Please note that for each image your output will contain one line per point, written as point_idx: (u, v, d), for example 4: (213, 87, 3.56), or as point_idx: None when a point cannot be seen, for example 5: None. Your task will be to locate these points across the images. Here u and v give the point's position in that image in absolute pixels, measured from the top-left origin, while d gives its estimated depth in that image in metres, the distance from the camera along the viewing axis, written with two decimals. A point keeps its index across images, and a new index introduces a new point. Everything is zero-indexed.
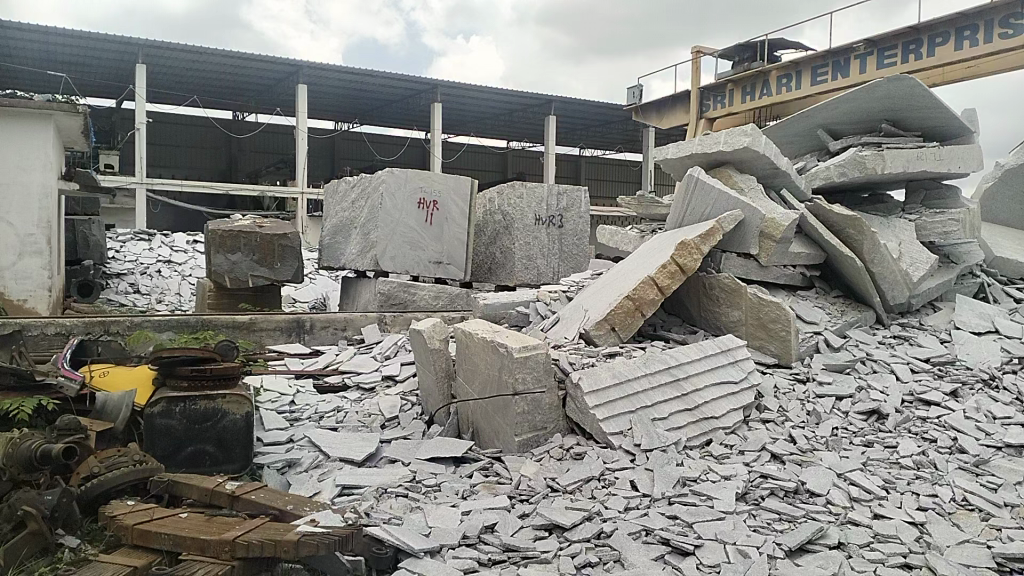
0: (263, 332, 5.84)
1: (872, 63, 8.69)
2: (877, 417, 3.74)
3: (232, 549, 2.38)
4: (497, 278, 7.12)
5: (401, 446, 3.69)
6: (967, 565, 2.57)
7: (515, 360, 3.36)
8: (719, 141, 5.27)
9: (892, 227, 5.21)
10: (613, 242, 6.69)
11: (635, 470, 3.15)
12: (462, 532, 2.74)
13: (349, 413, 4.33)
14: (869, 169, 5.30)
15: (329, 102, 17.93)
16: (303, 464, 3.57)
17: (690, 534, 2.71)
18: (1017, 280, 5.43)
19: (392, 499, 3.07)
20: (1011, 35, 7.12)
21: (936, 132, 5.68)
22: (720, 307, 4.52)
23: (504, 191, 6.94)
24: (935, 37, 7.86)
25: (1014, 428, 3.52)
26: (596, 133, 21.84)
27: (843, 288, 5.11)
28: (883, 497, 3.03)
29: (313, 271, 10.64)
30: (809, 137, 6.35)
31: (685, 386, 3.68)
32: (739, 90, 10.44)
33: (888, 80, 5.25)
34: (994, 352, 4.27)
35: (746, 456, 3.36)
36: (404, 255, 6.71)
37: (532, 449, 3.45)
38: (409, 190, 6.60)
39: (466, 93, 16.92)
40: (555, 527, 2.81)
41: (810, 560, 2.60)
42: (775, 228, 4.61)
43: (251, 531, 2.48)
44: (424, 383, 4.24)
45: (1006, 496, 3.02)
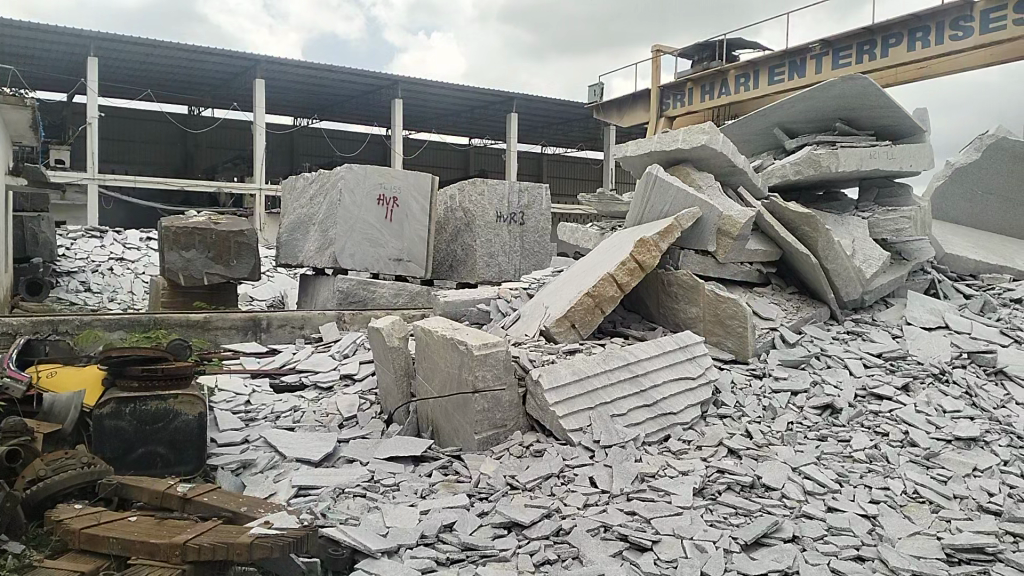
0: (218, 331, 5.71)
1: (827, 64, 8.85)
2: (831, 411, 3.79)
3: (182, 552, 2.31)
4: (458, 275, 7.07)
5: (358, 446, 3.63)
6: (917, 557, 2.60)
7: (474, 358, 3.32)
8: (678, 139, 5.29)
9: (847, 224, 5.27)
10: (574, 239, 6.68)
11: (595, 466, 3.14)
12: (420, 531, 2.69)
13: (306, 413, 4.25)
14: (824, 167, 5.36)
15: (288, 96, 17.64)
16: (258, 464, 3.49)
17: (648, 530, 2.70)
18: (966, 277, 5.55)
19: (350, 499, 3.01)
20: (960, 37, 7.33)
21: (888, 131, 5.77)
22: (678, 304, 4.54)
23: (465, 187, 6.88)
24: (888, 38, 8.03)
25: (963, 422, 3.59)
26: (557, 131, 21.89)
27: (799, 285, 5.17)
28: (836, 490, 3.06)
29: (272, 269, 10.47)
30: (766, 135, 6.41)
31: (643, 382, 3.68)
32: (698, 89, 10.56)
33: (843, 79, 5.31)
34: (943, 347, 4.36)
35: (703, 452, 3.36)
36: (364, 253, 6.63)
37: (491, 447, 3.41)
38: (368, 186, 6.50)
39: (427, 90, 16.81)
40: (514, 525, 2.78)
41: (765, 553, 2.61)
42: (733, 225, 4.67)
43: (202, 535, 2.40)
44: (384, 382, 4.18)
45: (955, 488, 3.07)
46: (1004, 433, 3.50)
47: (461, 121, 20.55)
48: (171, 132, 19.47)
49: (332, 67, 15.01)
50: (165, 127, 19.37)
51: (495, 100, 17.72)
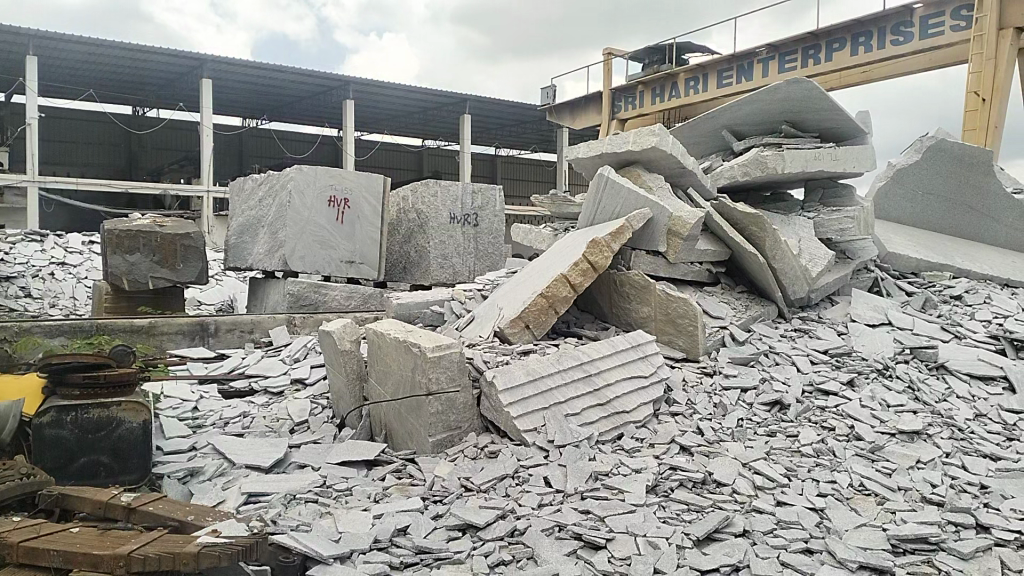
0: (164, 336, 5.58)
1: (774, 67, 9.97)
2: (779, 407, 3.85)
3: (126, 564, 2.22)
4: (412, 277, 7.03)
5: (309, 451, 3.57)
6: (863, 548, 2.65)
7: (428, 360, 3.29)
8: (629, 141, 5.33)
9: (793, 224, 5.37)
10: (527, 240, 6.69)
11: (549, 466, 3.13)
12: (374, 535, 2.65)
13: (256, 418, 4.17)
14: (771, 168, 5.47)
15: (236, 97, 17.32)
16: (206, 472, 3.40)
17: (602, 528, 2.71)
18: (907, 275, 5.71)
19: (301, 505, 2.96)
20: (901, 41, 8.51)
21: (831, 134, 5.92)
22: (630, 304, 4.57)
23: (418, 188, 6.84)
24: (832, 43, 9.25)
25: (906, 416, 3.68)
26: (510, 132, 21.96)
27: (747, 284, 5.25)
28: (785, 484, 3.10)
29: (221, 273, 10.27)
30: (714, 138, 6.52)
31: (597, 381, 3.69)
32: (649, 92, 11.89)
33: (789, 82, 5.44)
34: (887, 343, 4.47)
35: (656, 449, 3.39)
36: (314, 254, 6.52)
37: (445, 449, 3.39)
38: (319, 188, 6.41)
39: (380, 91, 16.69)
40: (468, 527, 2.76)
41: (717, 548, 2.64)
42: (682, 226, 4.71)
43: (146, 544, 2.32)
44: (335, 385, 4.12)
45: (900, 480, 3.15)
46: (945, 426, 3.60)
47: (414, 123, 20.48)
48: (115, 133, 18.98)
49: (282, 68, 14.82)
50: (109, 128, 18.87)
51: (447, 101, 17.69)
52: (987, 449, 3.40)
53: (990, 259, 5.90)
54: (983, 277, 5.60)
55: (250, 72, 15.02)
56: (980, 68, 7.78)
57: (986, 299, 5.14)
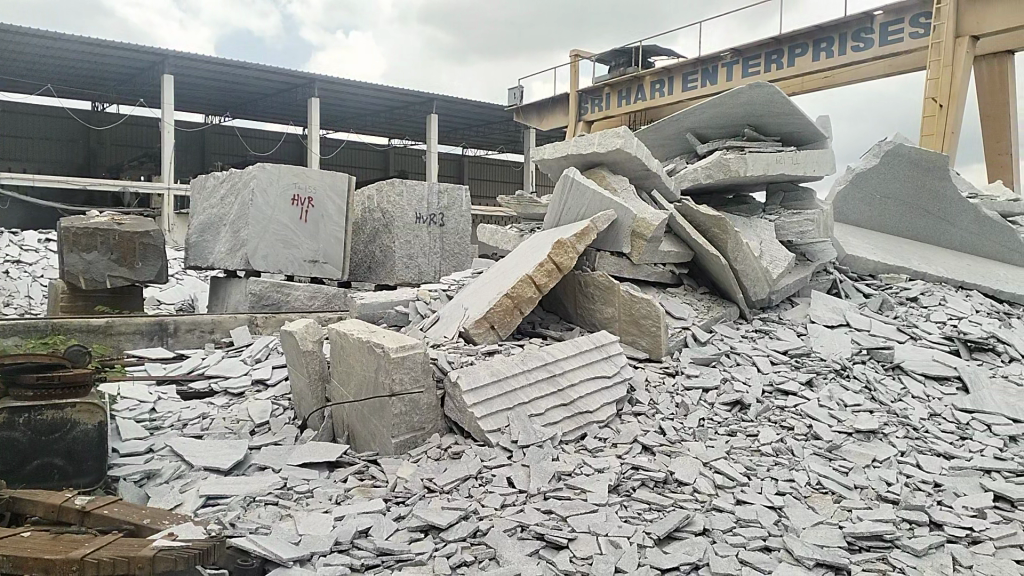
0: (122, 336, 5.48)
1: (738, 71, 10.13)
2: (740, 407, 3.90)
3: (79, 568, 2.17)
4: (377, 277, 6.99)
5: (269, 453, 3.53)
6: (820, 545, 2.70)
7: (391, 361, 3.28)
8: (594, 143, 5.35)
9: (754, 226, 5.45)
10: (493, 240, 6.69)
11: (512, 466, 3.13)
12: (335, 537, 2.63)
13: (215, 419, 4.11)
14: (733, 171, 5.53)
15: (199, 93, 17.04)
16: (164, 474, 3.34)
17: (564, 528, 2.72)
18: (865, 277, 5.83)
19: (261, 508, 2.92)
20: (862, 47, 8.74)
21: (792, 138, 6.01)
22: (594, 304, 4.60)
23: (384, 188, 6.79)
24: (795, 48, 9.41)
25: (863, 415, 3.75)
26: (477, 132, 21.95)
27: (710, 285, 5.31)
28: (745, 483, 3.15)
29: (182, 272, 10.10)
30: (678, 140, 6.58)
31: (561, 381, 3.70)
32: (615, 94, 12.15)
33: (751, 86, 5.51)
34: (845, 344, 4.55)
35: (618, 449, 3.41)
36: (278, 255, 6.44)
37: (408, 450, 3.37)
38: (283, 186, 6.34)
39: (346, 89, 16.54)
40: (430, 528, 2.75)
41: (677, 547, 2.67)
42: (646, 227, 4.71)
43: (100, 549, 2.27)
44: (297, 386, 4.08)
45: (856, 478, 3.20)
46: (901, 425, 3.68)
47: (380, 121, 20.35)
48: (73, 129, 18.56)
49: (246, 65, 14.62)
50: (66, 123, 18.45)
51: (414, 100, 17.60)
52: (940, 447, 3.49)
53: (946, 262, 6.04)
54: (938, 280, 5.73)
55: (213, 68, 14.79)
56: (938, 75, 8.02)
57: (941, 300, 5.26)
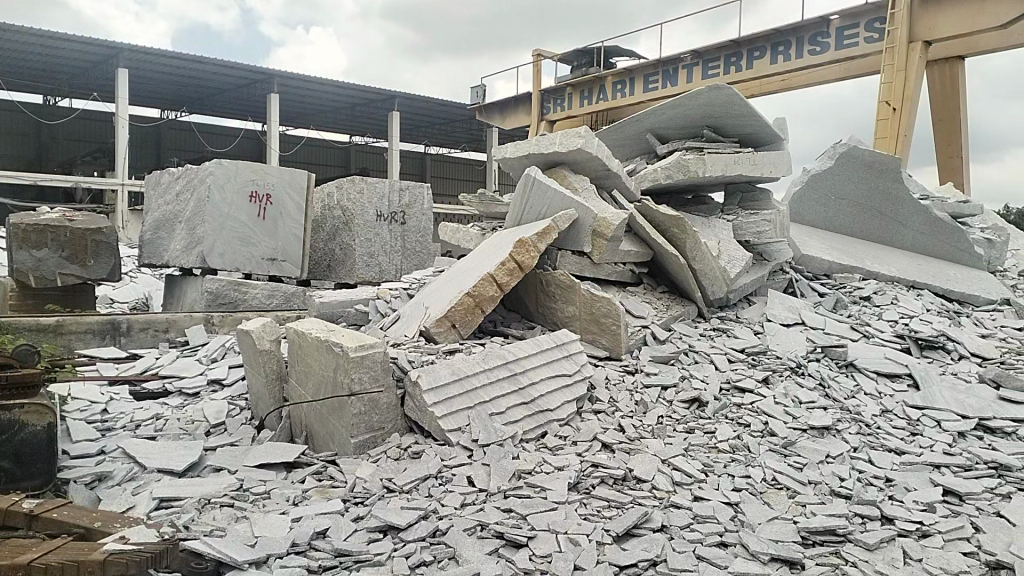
0: (72, 335, 5.34)
1: (697, 73, 10.26)
2: (698, 404, 3.94)
3: (26, 571, 2.14)
4: (337, 276, 6.92)
5: (225, 454, 3.47)
6: (775, 540, 2.75)
7: (349, 360, 3.24)
8: (555, 142, 5.36)
9: (713, 227, 5.51)
10: (454, 239, 6.67)
11: (472, 465, 3.13)
12: (291, 539, 2.59)
13: (169, 420, 4.03)
14: (692, 172, 5.59)
15: (155, 87, 16.68)
16: (115, 477, 3.26)
17: (523, 526, 2.72)
18: (820, 277, 5.94)
19: (217, 510, 2.87)
20: (818, 51, 8.89)
21: (750, 139, 6.10)
22: (555, 303, 4.61)
23: (344, 185, 6.72)
24: (753, 51, 9.55)
25: (817, 412, 3.82)
26: (439, 131, 21.89)
27: (669, 284, 5.36)
28: (702, 480, 3.18)
29: (135, 270, 9.88)
30: (638, 141, 6.63)
31: (522, 380, 3.70)
32: (576, 94, 12.22)
33: (710, 88, 5.58)
34: (800, 342, 4.63)
35: (578, 447, 3.42)
36: (234, 252, 6.35)
37: (367, 450, 3.34)
38: (240, 183, 6.25)
39: (305, 85, 16.34)
40: (389, 528, 2.73)
41: (635, 544, 2.70)
42: (606, 227, 4.74)
43: (50, 552, 2.24)
44: (254, 386, 4.02)
45: (810, 474, 3.26)
46: (853, 422, 3.76)
47: (341, 118, 20.16)
48: (22, 122, 18.04)
49: (203, 59, 14.35)
50: (16, 117, 17.92)
51: (376, 97, 17.46)
52: (892, 443, 3.56)
53: (899, 262, 6.18)
54: (890, 279, 5.86)
55: (169, 62, 14.48)
56: (892, 79, 8.24)
57: (893, 300, 5.39)
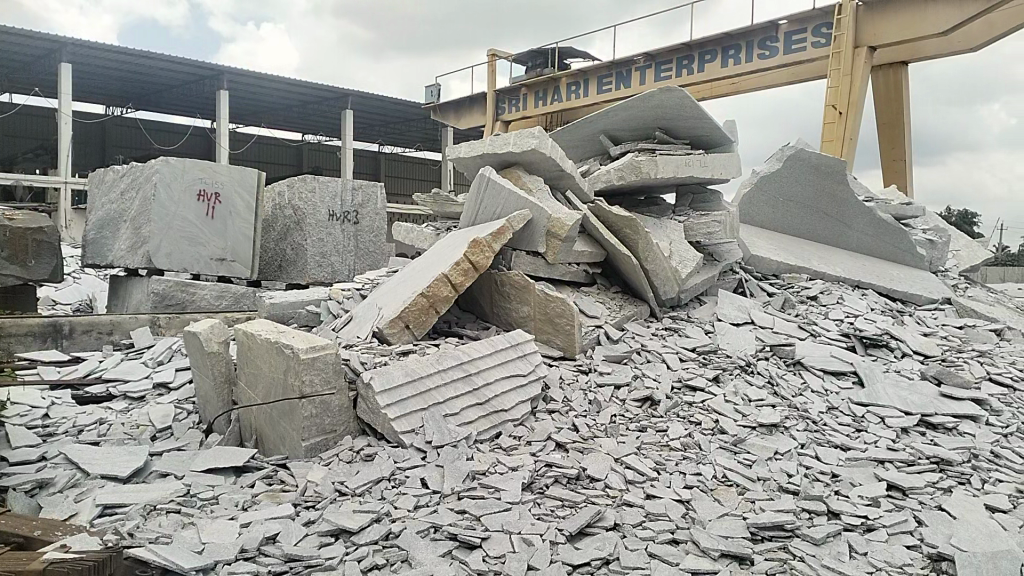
0: (11, 338, 5.16)
1: (651, 75, 10.37)
2: (650, 403, 3.98)
3: None
4: (288, 276, 6.83)
5: (173, 458, 3.38)
6: (724, 536, 2.79)
7: (300, 362, 3.19)
8: (509, 142, 5.35)
9: (664, 228, 5.56)
10: (408, 239, 6.62)
11: (426, 467, 3.10)
12: (240, 544, 2.55)
13: (113, 425, 3.91)
14: (644, 172, 5.63)
15: (99, 82, 16.21)
16: (57, 483, 3.15)
17: (477, 527, 2.71)
18: (769, 277, 6.05)
19: (163, 516, 2.80)
20: (767, 55, 9.07)
21: (701, 141, 6.19)
22: (510, 303, 4.61)
23: (295, 184, 6.62)
24: (705, 55, 9.69)
25: (766, 409, 3.89)
26: (394, 129, 21.76)
27: (622, 285, 5.40)
28: (654, 478, 3.21)
29: (78, 271, 9.60)
30: (592, 142, 6.67)
31: (476, 381, 3.68)
32: (531, 95, 12.26)
33: (661, 90, 5.64)
34: (749, 341, 4.71)
35: (532, 447, 3.43)
36: (182, 252, 6.19)
37: (319, 453, 3.30)
38: (187, 182, 6.11)
39: (257, 82, 16.06)
40: (341, 531, 2.69)
41: (588, 543, 2.71)
42: (560, 227, 4.76)
43: None
44: (202, 389, 3.93)
45: (759, 470, 3.32)
46: (801, 419, 3.83)
47: (294, 117, 19.90)
48: None
49: (150, 54, 14.00)
50: None
51: (328, 95, 17.28)
52: (838, 440, 3.65)
53: (845, 263, 6.32)
54: (836, 279, 6.00)
55: (114, 56, 14.09)
56: (838, 83, 8.44)
57: (839, 299, 5.52)
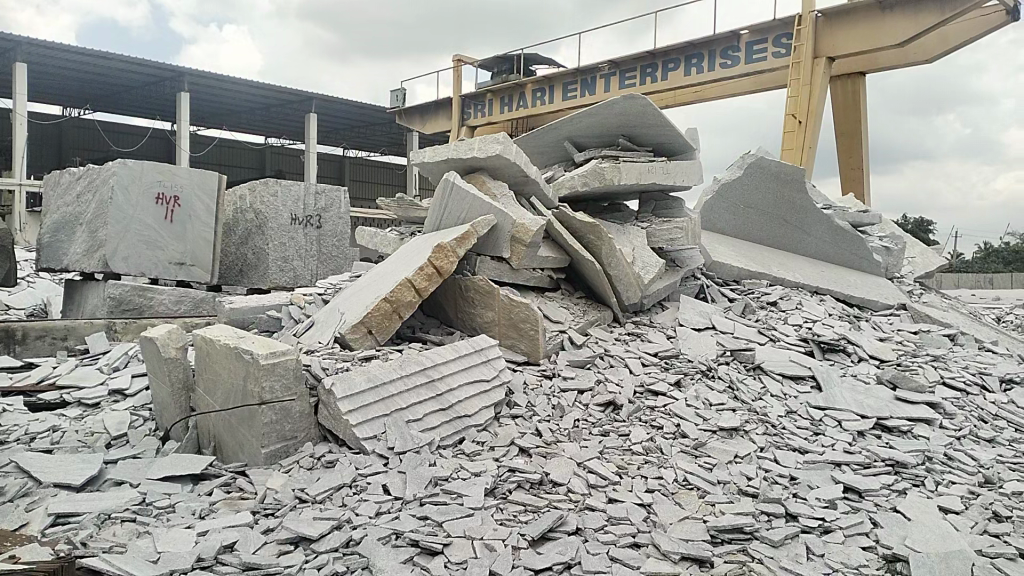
0: None
1: (615, 83, 10.46)
2: (613, 407, 4.01)
3: None
4: (249, 281, 6.75)
5: (128, 466, 3.32)
6: (685, 540, 2.82)
7: (260, 368, 3.16)
8: (474, 147, 5.35)
9: (627, 234, 5.61)
10: (371, 243, 6.59)
11: (388, 473, 3.08)
12: (197, 553, 2.51)
13: (67, 432, 3.83)
14: (607, 179, 5.65)
15: (56, 83, 15.86)
16: (7, 493, 3.07)
17: (439, 533, 2.71)
18: (729, 282, 6.13)
19: (118, 526, 2.75)
20: (729, 65, 9.20)
21: (664, 148, 6.26)
22: (474, 308, 4.61)
23: (256, 188, 6.55)
24: (668, 63, 9.79)
25: (726, 413, 3.94)
26: (358, 133, 21.63)
27: (586, 290, 5.43)
28: (616, 482, 3.23)
29: (32, 275, 9.39)
30: (557, 148, 6.70)
31: (440, 386, 3.67)
32: (497, 101, 12.29)
33: (625, 97, 5.69)
34: (710, 346, 4.77)
35: (496, 452, 3.43)
36: (139, 256, 6.09)
37: (279, 460, 3.26)
38: (146, 184, 6.02)
39: (219, 85, 15.85)
40: (301, 539, 2.67)
41: (550, 547, 2.72)
42: (525, 232, 4.77)
43: None
44: (158, 396, 3.87)
45: (720, 474, 3.36)
46: (760, 423, 3.89)
47: (256, 120, 19.67)
48: None
49: (109, 54, 13.74)
50: None
51: (292, 99, 17.13)
52: (796, 443, 3.71)
53: (804, 269, 6.43)
54: (795, 285, 6.11)
55: (70, 57, 13.79)
56: (798, 93, 8.60)
57: (798, 305, 5.63)
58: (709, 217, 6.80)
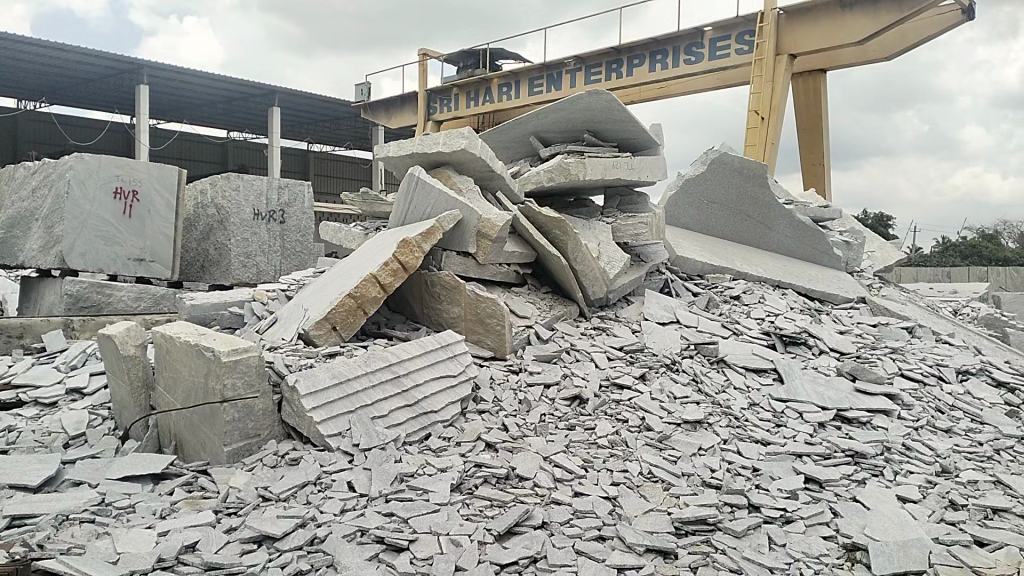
0: None
1: (581, 78, 10.50)
2: (579, 401, 4.03)
3: None
4: (211, 277, 6.66)
5: (87, 466, 3.26)
6: (650, 532, 2.85)
7: (222, 365, 3.12)
8: (439, 142, 5.33)
9: (593, 229, 5.63)
10: (336, 239, 6.53)
11: (353, 470, 3.07)
12: (157, 554, 2.48)
13: (23, 432, 3.74)
14: (572, 175, 5.67)
15: (10, 74, 15.46)
16: None
17: (404, 530, 2.70)
18: (693, 277, 6.19)
19: (76, 527, 2.70)
20: (693, 61, 9.28)
21: (628, 144, 6.30)
22: (440, 304, 4.59)
23: (217, 181, 6.47)
24: (632, 59, 9.85)
25: (690, 406, 3.98)
26: (323, 127, 21.40)
27: (552, 285, 5.45)
28: (582, 475, 3.25)
29: None
30: (522, 143, 6.70)
31: (405, 382, 3.65)
32: (463, 96, 12.26)
33: (589, 93, 5.71)
34: (675, 340, 4.81)
35: (462, 448, 3.42)
36: (97, 253, 5.98)
37: (242, 458, 3.23)
38: (103, 178, 5.91)
39: (180, 78, 15.58)
40: (264, 538, 2.64)
41: (516, 542, 2.73)
42: (491, 228, 4.77)
43: None
44: (118, 394, 3.80)
45: (684, 466, 3.39)
46: (724, 415, 3.94)
47: (218, 113, 19.36)
48: None
49: (65, 46, 13.41)
50: None
51: (255, 92, 16.90)
52: (758, 435, 3.76)
53: (767, 264, 6.51)
54: (758, 279, 6.20)
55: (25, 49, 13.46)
56: (760, 90, 8.71)
57: (760, 299, 5.71)
58: (674, 213, 6.84)
